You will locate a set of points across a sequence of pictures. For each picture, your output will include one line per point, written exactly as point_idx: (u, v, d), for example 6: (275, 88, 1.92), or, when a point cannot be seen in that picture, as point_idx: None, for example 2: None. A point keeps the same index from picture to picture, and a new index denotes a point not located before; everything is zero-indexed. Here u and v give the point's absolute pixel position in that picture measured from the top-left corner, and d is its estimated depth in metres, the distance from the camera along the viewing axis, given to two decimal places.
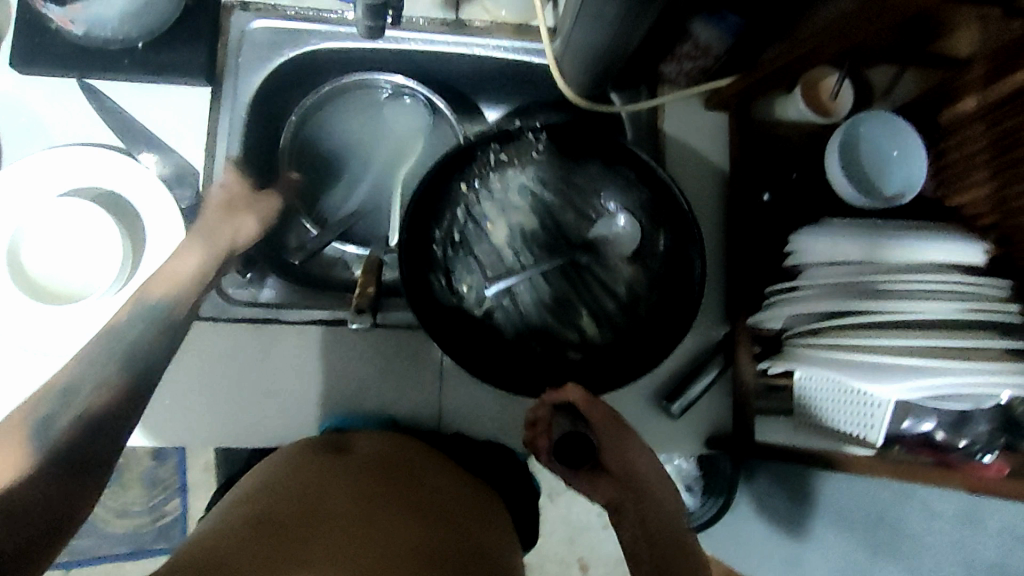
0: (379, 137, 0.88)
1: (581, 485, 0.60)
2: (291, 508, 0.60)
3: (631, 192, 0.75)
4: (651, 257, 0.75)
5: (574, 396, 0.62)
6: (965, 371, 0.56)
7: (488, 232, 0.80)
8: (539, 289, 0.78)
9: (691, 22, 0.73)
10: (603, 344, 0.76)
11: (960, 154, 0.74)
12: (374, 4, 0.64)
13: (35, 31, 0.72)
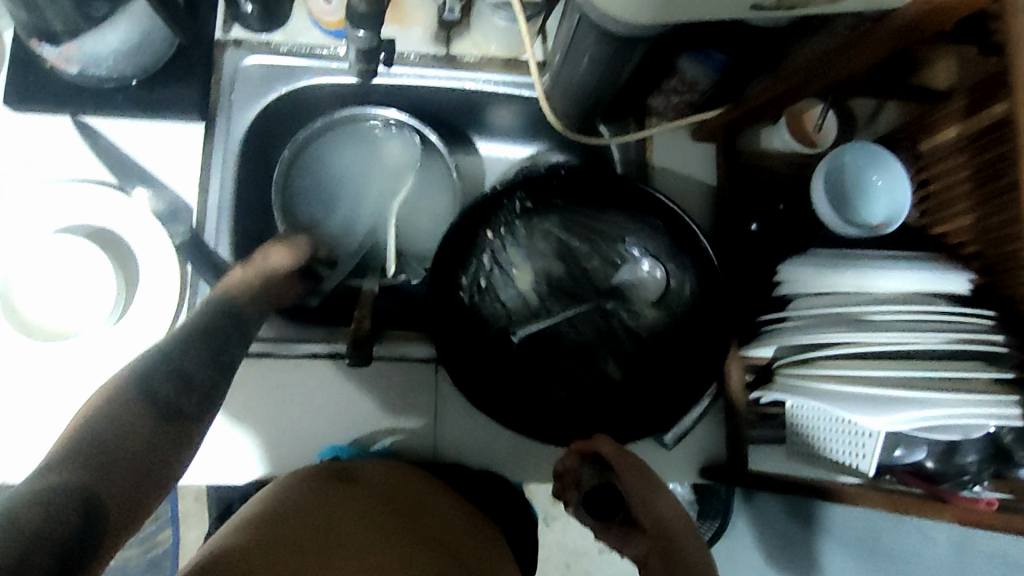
0: (371, 169, 0.89)
1: (614, 538, 0.65)
2: (303, 527, 0.56)
3: (654, 237, 0.76)
4: (676, 301, 0.76)
5: (603, 448, 0.66)
6: (953, 403, 0.56)
7: (515, 279, 0.81)
8: (568, 334, 0.79)
9: (678, 58, 0.73)
10: (633, 390, 0.77)
11: (944, 183, 0.75)
12: (367, 47, 0.65)
13: (30, 70, 0.73)
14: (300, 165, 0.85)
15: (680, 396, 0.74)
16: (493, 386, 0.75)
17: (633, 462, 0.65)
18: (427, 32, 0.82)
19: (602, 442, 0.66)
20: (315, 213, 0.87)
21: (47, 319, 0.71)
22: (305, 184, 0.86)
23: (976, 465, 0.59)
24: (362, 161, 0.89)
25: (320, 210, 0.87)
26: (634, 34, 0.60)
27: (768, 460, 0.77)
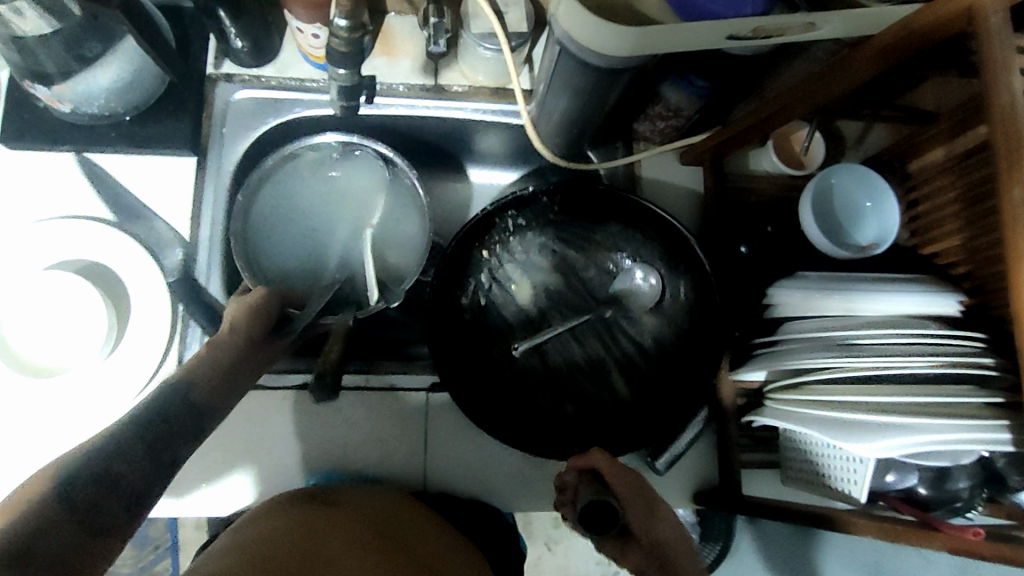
0: (338, 203, 0.83)
1: (610, 551, 0.57)
2: (291, 551, 0.56)
3: (648, 248, 0.79)
4: (672, 309, 0.78)
5: (601, 462, 0.62)
6: (942, 428, 0.56)
7: (514, 293, 0.83)
8: (575, 346, 0.81)
9: (662, 86, 0.74)
10: (635, 403, 0.78)
11: (932, 204, 0.75)
12: (348, 83, 0.66)
13: (25, 108, 0.74)
14: (261, 206, 0.77)
15: (676, 407, 0.75)
16: (491, 403, 0.76)
17: (631, 478, 0.62)
18: (415, 64, 0.83)
19: (600, 457, 0.62)
20: (286, 252, 0.80)
21: (36, 352, 0.71)
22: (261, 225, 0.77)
23: (969, 491, 0.60)
24: (325, 193, 0.82)
25: (301, 254, 0.81)
26: (613, 66, 0.60)
27: (762, 486, 0.76)
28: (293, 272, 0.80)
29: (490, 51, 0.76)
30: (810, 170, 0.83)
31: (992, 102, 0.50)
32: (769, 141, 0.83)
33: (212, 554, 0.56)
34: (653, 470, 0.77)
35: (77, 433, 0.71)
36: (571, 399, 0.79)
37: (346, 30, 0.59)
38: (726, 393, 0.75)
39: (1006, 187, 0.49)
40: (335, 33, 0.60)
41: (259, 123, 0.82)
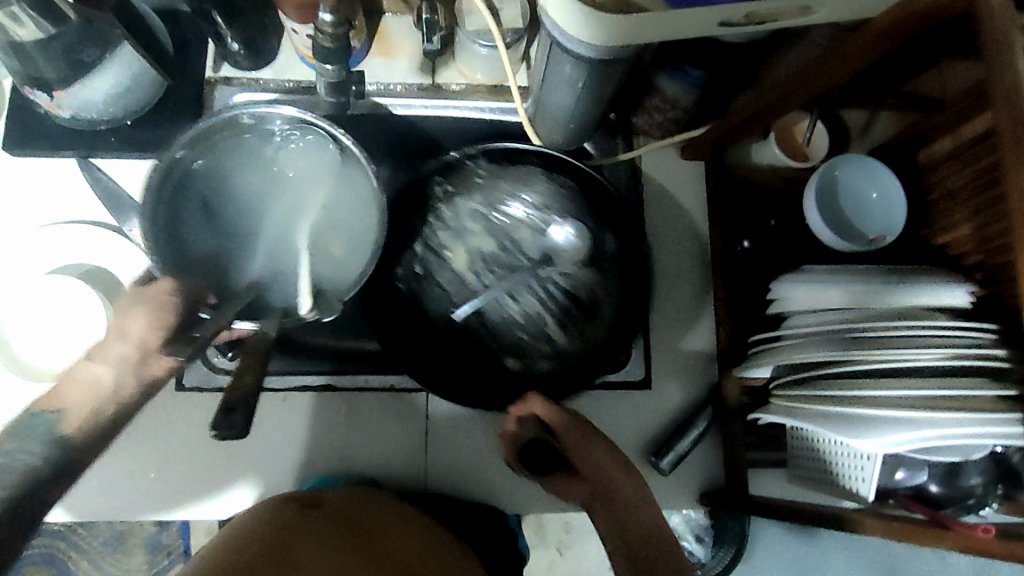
0: (277, 191, 0.69)
1: (557, 486, 0.64)
2: (265, 562, 0.55)
3: (576, 198, 0.73)
4: (608, 260, 0.71)
5: (539, 409, 0.64)
6: (952, 422, 0.54)
7: (449, 262, 0.72)
8: (514, 310, 0.71)
9: (657, 76, 0.73)
10: (573, 360, 0.73)
11: (942, 192, 0.73)
12: (336, 79, 0.66)
13: (27, 115, 0.75)
14: (186, 194, 0.64)
15: (611, 354, 0.76)
16: (429, 365, 0.73)
17: (581, 423, 0.64)
18: (412, 63, 0.83)
19: (536, 403, 0.64)
20: (212, 245, 0.65)
21: (34, 352, 0.71)
22: (186, 215, 0.64)
23: (982, 487, 0.58)
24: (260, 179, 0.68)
25: (231, 246, 0.66)
26: (605, 57, 0.60)
27: (769, 484, 0.75)
28: (220, 269, 0.65)
29: (485, 48, 0.76)
30: (814, 163, 0.82)
31: (994, 86, 0.50)
32: (772, 134, 0.81)
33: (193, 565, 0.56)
34: (656, 469, 0.76)
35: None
36: (511, 360, 0.72)
37: (331, 24, 0.60)
38: (731, 390, 0.73)
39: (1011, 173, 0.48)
40: (321, 28, 0.61)
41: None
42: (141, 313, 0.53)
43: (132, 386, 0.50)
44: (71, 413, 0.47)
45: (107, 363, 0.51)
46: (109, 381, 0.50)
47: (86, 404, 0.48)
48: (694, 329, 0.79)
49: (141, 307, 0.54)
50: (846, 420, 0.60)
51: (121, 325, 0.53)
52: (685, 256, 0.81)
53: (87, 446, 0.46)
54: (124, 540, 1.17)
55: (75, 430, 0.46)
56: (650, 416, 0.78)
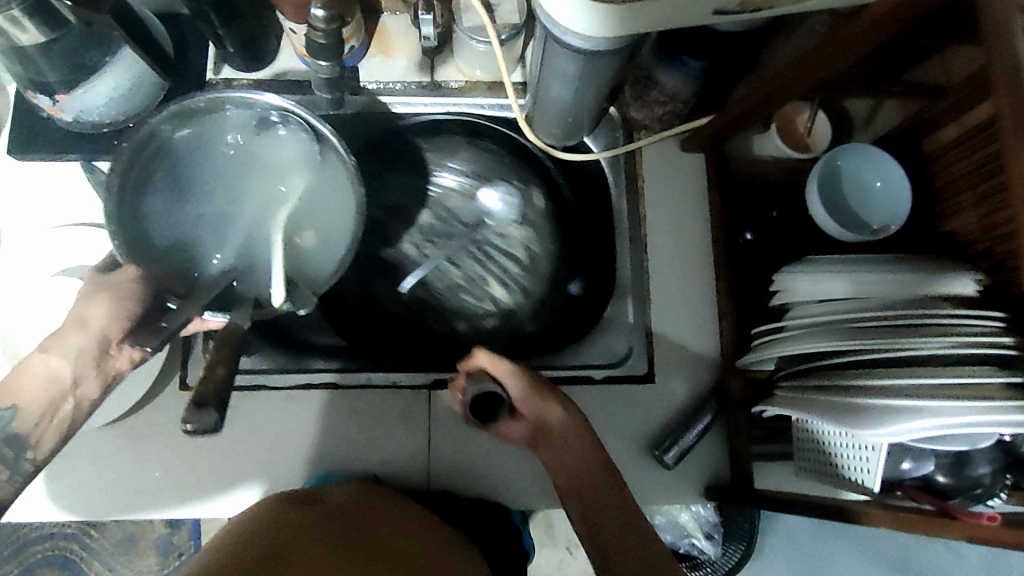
0: (246, 189, 0.67)
1: (502, 429, 0.67)
2: (261, 560, 0.57)
3: (501, 163, 0.87)
4: (538, 216, 0.87)
5: (483, 361, 0.64)
6: (957, 410, 0.54)
7: (392, 240, 0.87)
8: (460, 271, 0.88)
9: (656, 69, 0.75)
10: (510, 313, 0.86)
11: (948, 181, 0.73)
12: (330, 78, 0.68)
13: (30, 119, 0.76)
14: (155, 181, 0.65)
15: (569, 317, 0.84)
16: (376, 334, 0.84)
17: (543, 392, 0.65)
18: (411, 62, 0.83)
19: (482, 358, 0.64)
20: (176, 236, 0.63)
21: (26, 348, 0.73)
22: (154, 202, 0.64)
23: (991, 477, 0.57)
24: (232, 172, 0.68)
25: (197, 236, 0.64)
26: (600, 48, 0.59)
27: (775, 477, 0.74)
28: (184, 256, 0.63)
29: (481, 44, 0.76)
30: (816, 154, 0.81)
31: (994, 71, 0.50)
32: (773, 124, 0.80)
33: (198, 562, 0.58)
34: (661, 463, 0.75)
35: (80, 444, 0.73)
36: (459, 323, 0.86)
37: (324, 21, 0.60)
38: (736, 382, 0.73)
39: (1013, 159, 0.48)
40: (314, 26, 0.60)
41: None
42: (104, 301, 0.55)
43: (88, 378, 0.53)
44: (25, 411, 0.51)
45: (64, 357, 0.53)
46: (67, 374, 0.53)
47: (41, 401, 0.52)
48: (699, 323, 0.79)
49: (103, 296, 0.55)
50: (850, 409, 0.60)
51: (83, 314, 0.55)
52: (688, 248, 0.80)
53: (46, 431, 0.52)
54: (136, 541, 1.18)
55: (28, 426, 0.51)
56: (654, 410, 0.77)
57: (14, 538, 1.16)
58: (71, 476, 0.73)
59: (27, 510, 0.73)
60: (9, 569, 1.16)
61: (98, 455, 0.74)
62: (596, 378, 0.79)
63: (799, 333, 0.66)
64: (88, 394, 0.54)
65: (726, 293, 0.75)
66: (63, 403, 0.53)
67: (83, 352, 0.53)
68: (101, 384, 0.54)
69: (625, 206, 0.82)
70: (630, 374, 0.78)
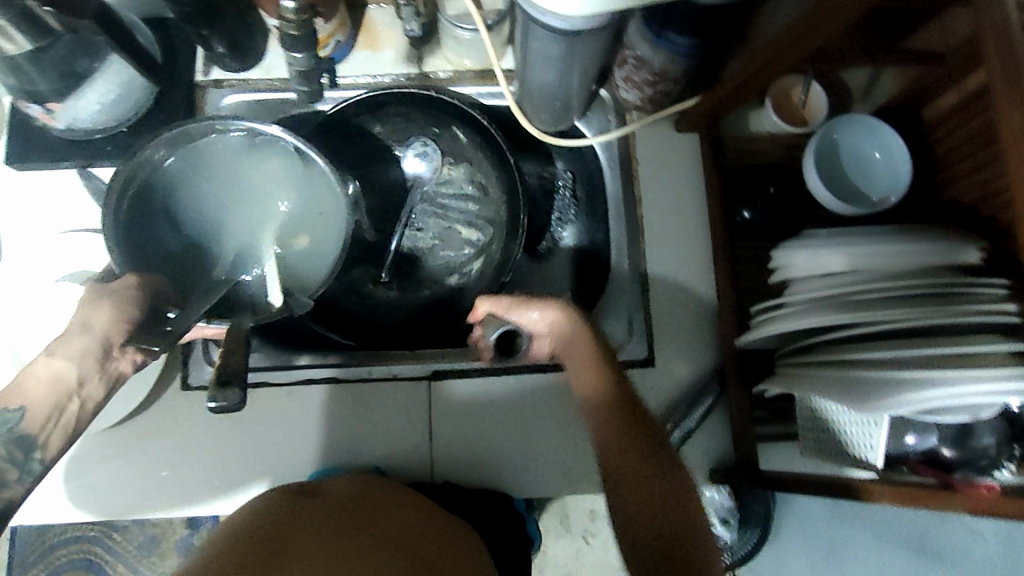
0: (236, 203, 0.65)
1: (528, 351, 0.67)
2: (259, 551, 0.58)
3: (422, 121, 0.85)
4: (467, 152, 0.85)
5: (486, 306, 0.62)
6: (959, 381, 0.51)
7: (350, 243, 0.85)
8: (424, 231, 0.86)
9: (641, 45, 0.71)
10: (489, 250, 0.85)
11: (949, 149, 0.71)
12: (304, 70, 0.70)
13: (24, 130, 0.77)
14: (152, 197, 0.62)
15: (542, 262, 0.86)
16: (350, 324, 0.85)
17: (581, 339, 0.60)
18: (399, 54, 0.83)
19: (486, 304, 0.62)
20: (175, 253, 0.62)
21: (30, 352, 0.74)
22: (151, 217, 0.62)
23: (995, 448, 0.56)
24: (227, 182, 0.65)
25: (196, 251, 0.63)
26: (578, 29, 0.59)
27: (781, 455, 0.74)
28: (185, 274, 0.62)
29: (466, 32, 0.75)
30: (813, 127, 0.79)
31: (985, 33, 0.49)
32: (768, 100, 0.79)
33: (198, 556, 0.59)
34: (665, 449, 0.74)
35: (83, 450, 0.74)
36: (448, 279, 0.86)
37: (293, 12, 0.61)
38: (735, 362, 0.73)
39: (1002, 114, 0.47)
40: (283, 17, 0.62)
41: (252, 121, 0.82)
42: (106, 307, 0.55)
43: (91, 380, 0.54)
44: (35, 411, 0.51)
45: (66, 360, 0.53)
46: (73, 375, 0.53)
47: (48, 403, 0.52)
48: (699, 304, 0.77)
49: (99, 300, 0.55)
50: (852, 383, 0.59)
51: (85, 320, 0.55)
52: (686, 229, 0.79)
53: (51, 435, 0.52)
54: (158, 543, 1.19)
55: (39, 426, 0.51)
56: (657, 394, 0.76)
57: (40, 542, 1.18)
58: (77, 480, 0.74)
59: (34, 516, 0.73)
60: (37, 573, 1.18)
61: (104, 458, 0.74)
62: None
63: (799, 308, 0.64)
64: (90, 392, 0.55)
65: (724, 272, 0.74)
66: (69, 404, 0.53)
67: (85, 354, 0.54)
68: (104, 385, 0.55)
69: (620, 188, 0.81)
70: (630, 358, 0.77)
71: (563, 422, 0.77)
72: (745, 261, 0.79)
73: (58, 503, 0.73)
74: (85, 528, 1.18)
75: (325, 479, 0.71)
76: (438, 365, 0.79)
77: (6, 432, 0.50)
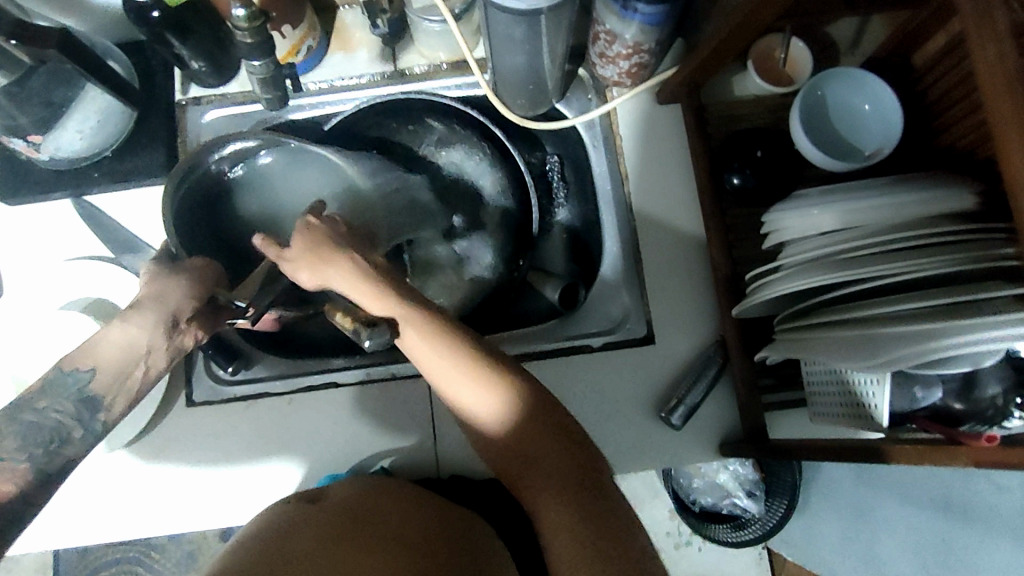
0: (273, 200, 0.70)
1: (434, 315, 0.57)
2: (262, 561, 0.58)
3: (394, 124, 0.86)
4: (444, 136, 0.86)
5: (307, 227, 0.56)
6: (957, 329, 0.49)
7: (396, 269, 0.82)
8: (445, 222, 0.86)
9: (614, 20, 0.70)
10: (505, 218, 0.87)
11: (942, 95, 0.69)
12: (268, 76, 0.70)
13: (12, 165, 0.78)
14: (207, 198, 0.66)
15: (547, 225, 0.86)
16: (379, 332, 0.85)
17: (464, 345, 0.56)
18: (372, 54, 0.82)
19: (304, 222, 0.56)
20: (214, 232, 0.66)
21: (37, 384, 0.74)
22: (218, 222, 0.67)
23: (1003, 398, 0.54)
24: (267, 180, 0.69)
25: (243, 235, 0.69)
26: (537, 7, 0.57)
27: (790, 423, 0.72)
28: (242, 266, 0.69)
29: (435, 24, 0.75)
30: (799, 85, 0.77)
31: None
32: (749, 63, 0.77)
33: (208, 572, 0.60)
34: (668, 426, 0.73)
35: (96, 476, 0.75)
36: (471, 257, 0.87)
37: (245, 20, 0.62)
38: (734, 331, 0.71)
39: (975, 48, 0.45)
40: (237, 25, 0.62)
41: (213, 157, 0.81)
42: (180, 281, 0.56)
43: (162, 350, 0.54)
44: (103, 372, 0.51)
45: (135, 328, 0.52)
46: (143, 344, 0.52)
47: (115, 368, 0.51)
48: (695, 277, 0.76)
49: None
50: (852, 344, 0.57)
51: (158, 290, 0.55)
52: (674, 201, 0.77)
53: (115, 400, 0.51)
54: (196, 558, 1.21)
55: (105, 390, 0.51)
56: (659, 371, 0.75)
57: (83, 566, 1.21)
58: (84, 502, 0.74)
59: (56, 542, 0.74)
60: None
61: (119, 482, 0.75)
62: (593, 347, 0.76)
63: (793, 270, 0.63)
64: (157, 362, 0.54)
65: (716, 241, 0.72)
66: (133, 371, 0.52)
67: (158, 321, 0.53)
68: (169, 356, 0.55)
69: (605, 166, 0.80)
70: (629, 338, 0.76)
71: (578, 400, 0.74)
72: (739, 229, 0.77)
73: (76, 530, 0.74)
74: (125, 549, 1.21)
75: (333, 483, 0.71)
76: None
77: (77, 390, 0.50)
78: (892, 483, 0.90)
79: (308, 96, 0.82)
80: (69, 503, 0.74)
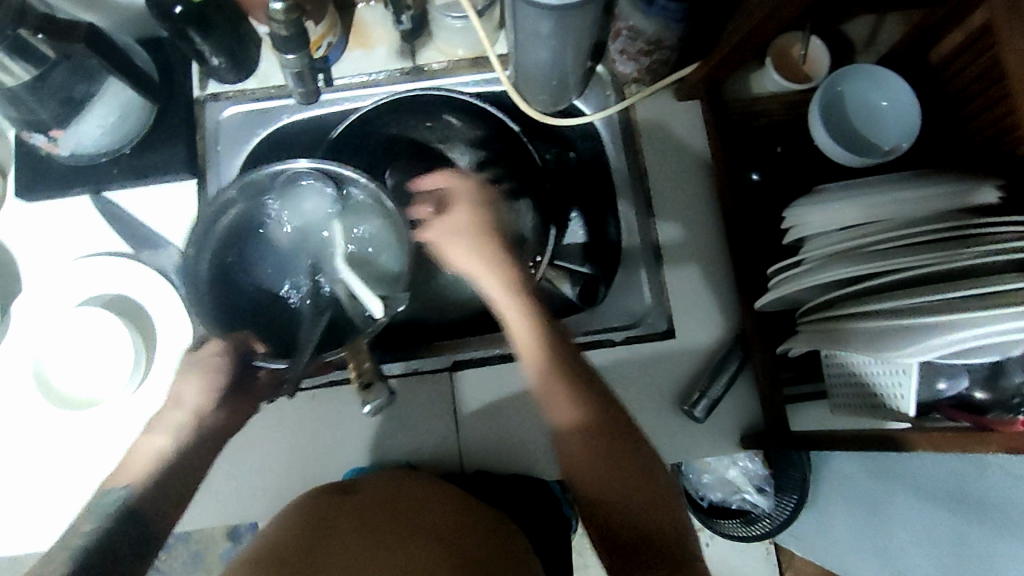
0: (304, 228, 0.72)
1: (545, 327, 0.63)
2: (295, 547, 0.59)
3: (408, 122, 0.87)
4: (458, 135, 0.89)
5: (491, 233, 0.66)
6: (984, 321, 0.50)
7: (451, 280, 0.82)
8: None
9: (636, 16, 0.71)
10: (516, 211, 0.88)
11: (960, 91, 0.70)
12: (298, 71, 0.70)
13: (31, 160, 0.77)
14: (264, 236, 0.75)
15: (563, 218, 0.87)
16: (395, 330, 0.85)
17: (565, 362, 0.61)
18: (391, 50, 0.82)
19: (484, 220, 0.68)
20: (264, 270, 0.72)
21: (70, 384, 0.73)
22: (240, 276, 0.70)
23: None
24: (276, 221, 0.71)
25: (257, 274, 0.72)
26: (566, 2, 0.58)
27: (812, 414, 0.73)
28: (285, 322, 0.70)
29: (457, 20, 0.76)
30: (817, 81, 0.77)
31: None
32: (768, 59, 0.77)
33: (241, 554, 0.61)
34: (692, 418, 0.74)
35: (95, 457, 0.74)
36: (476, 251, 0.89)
37: (282, 12, 0.62)
38: (755, 325, 0.72)
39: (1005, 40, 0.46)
40: (272, 18, 0.62)
41: (228, 165, 0.82)
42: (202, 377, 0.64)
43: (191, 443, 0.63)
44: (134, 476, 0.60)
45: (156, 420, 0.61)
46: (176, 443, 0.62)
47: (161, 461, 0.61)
48: (715, 271, 0.76)
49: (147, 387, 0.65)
50: (878, 336, 0.57)
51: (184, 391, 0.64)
52: (693, 197, 0.78)
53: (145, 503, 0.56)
54: (204, 558, 1.21)
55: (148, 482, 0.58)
56: (680, 365, 0.75)
57: None
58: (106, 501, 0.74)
59: None
60: None
61: None
62: (615, 341, 0.76)
63: (815, 264, 0.63)
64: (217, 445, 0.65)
65: (737, 235, 0.73)
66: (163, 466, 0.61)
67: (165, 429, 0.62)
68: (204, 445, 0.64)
69: (624, 162, 0.80)
70: (651, 331, 0.76)
71: None
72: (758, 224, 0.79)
73: (55, 491, 0.74)
74: None
75: (357, 477, 0.71)
76: (460, 356, 0.77)
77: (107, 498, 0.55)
78: (905, 477, 0.90)
79: (328, 93, 0.82)
80: (49, 452, 0.74)
